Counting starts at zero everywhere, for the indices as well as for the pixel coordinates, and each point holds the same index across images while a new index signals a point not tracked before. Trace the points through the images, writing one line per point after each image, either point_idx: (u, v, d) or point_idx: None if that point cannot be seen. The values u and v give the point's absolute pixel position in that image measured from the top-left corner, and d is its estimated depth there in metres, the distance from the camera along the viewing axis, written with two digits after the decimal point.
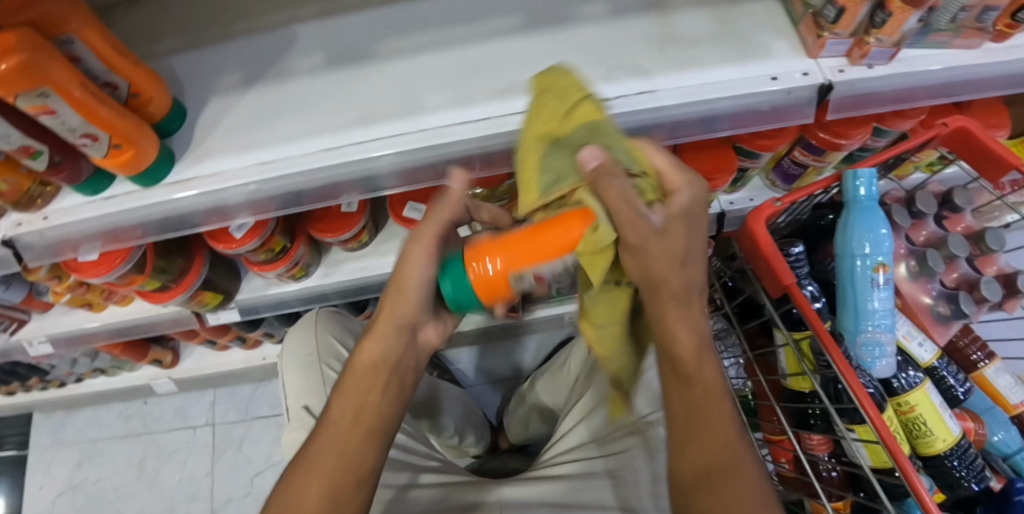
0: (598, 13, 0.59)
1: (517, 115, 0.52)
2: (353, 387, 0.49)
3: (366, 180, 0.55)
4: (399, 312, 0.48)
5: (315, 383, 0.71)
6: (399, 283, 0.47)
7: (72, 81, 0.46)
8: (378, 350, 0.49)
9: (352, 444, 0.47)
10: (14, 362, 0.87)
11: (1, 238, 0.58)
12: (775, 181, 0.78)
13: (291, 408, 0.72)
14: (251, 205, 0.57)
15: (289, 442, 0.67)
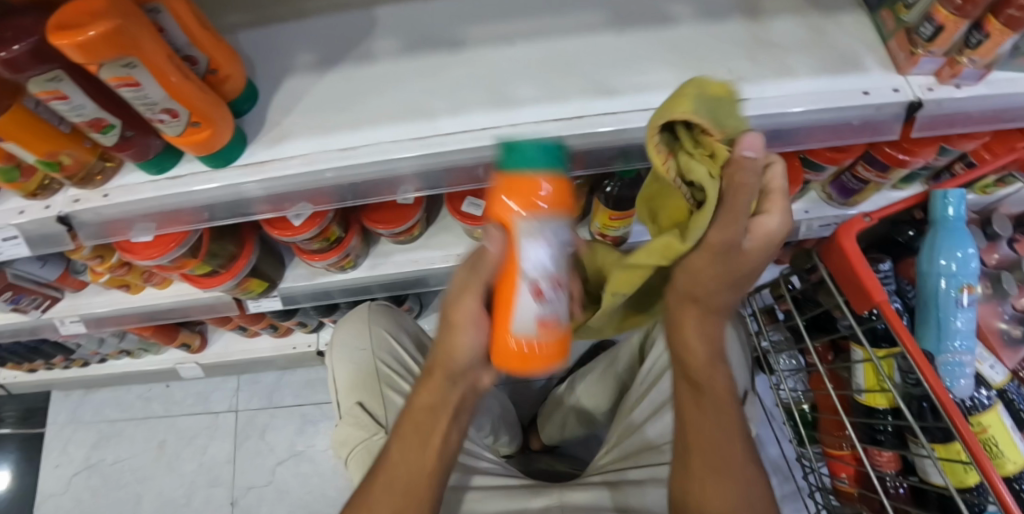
0: (687, 14, 0.59)
1: (611, 117, 0.52)
2: (413, 428, 0.53)
3: (449, 173, 0.53)
4: (449, 362, 0.51)
5: (368, 377, 0.71)
6: (450, 330, 0.49)
7: (158, 52, 0.44)
8: (437, 396, 0.53)
9: (408, 470, 0.52)
10: (40, 339, 0.85)
11: (57, 214, 0.56)
12: (831, 195, 0.78)
13: (343, 403, 0.71)
14: (328, 191, 0.55)
15: (342, 436, 0.66)
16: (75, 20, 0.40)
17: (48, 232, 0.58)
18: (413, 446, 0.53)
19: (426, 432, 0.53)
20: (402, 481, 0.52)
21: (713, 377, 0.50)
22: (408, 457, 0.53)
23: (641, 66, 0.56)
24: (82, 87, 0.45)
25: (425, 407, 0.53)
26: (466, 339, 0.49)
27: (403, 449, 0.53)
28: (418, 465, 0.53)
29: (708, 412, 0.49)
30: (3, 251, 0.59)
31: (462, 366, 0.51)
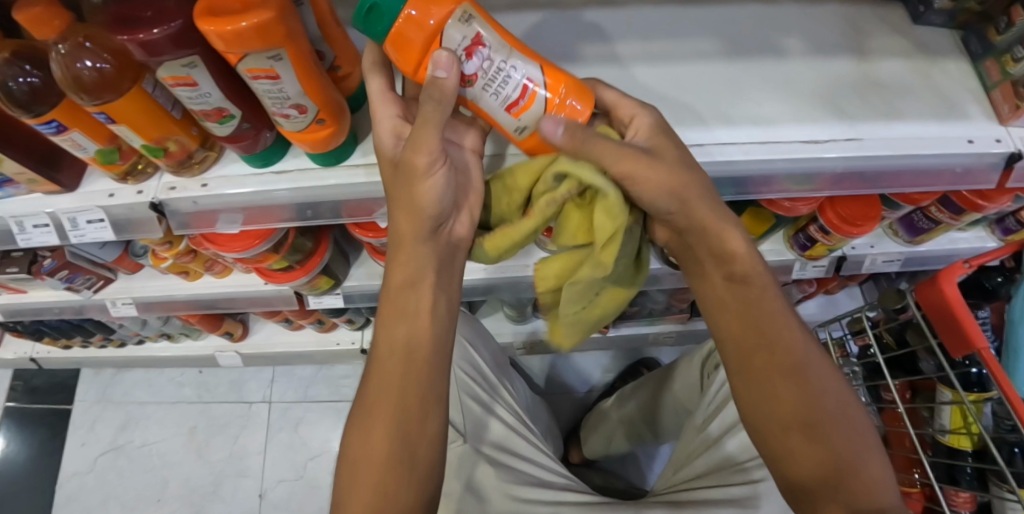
0: (799, 49, 0.62)
1: (732, 145, 0.55)
2: (398, 331, 0.49)
3: None
4: (411, 215, 0.46)
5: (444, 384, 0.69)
6: (398, 210, 0.47)
7: (302, 46, 0.43)
8: (410, 269, 0.49)
9: (406, 376, 0.47)
10: (83, 318, 0.83)
11: (152, 200, 0.54)
12: (898, 231, 0.80)
13: None
14: None
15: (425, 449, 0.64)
16: (228, 7, 0.39)
17: (135, 217, 0.56)
18: (405, 347, 0.48)
19: (417, 328, 0.49)
20: (394, 391, 0.47)
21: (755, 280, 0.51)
22: (403, 365, 0.48)
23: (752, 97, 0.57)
24: (212, 74, 0.44)
25: (404, 305, 0.49)
26: (433, 184, 0.45)
27: (392, 355, 0.48)
28: (411, 372, 0.48)
29: (760, 321, 0.51)
30: (85, 233, 0.57)
31: (429, 214, 0.46)
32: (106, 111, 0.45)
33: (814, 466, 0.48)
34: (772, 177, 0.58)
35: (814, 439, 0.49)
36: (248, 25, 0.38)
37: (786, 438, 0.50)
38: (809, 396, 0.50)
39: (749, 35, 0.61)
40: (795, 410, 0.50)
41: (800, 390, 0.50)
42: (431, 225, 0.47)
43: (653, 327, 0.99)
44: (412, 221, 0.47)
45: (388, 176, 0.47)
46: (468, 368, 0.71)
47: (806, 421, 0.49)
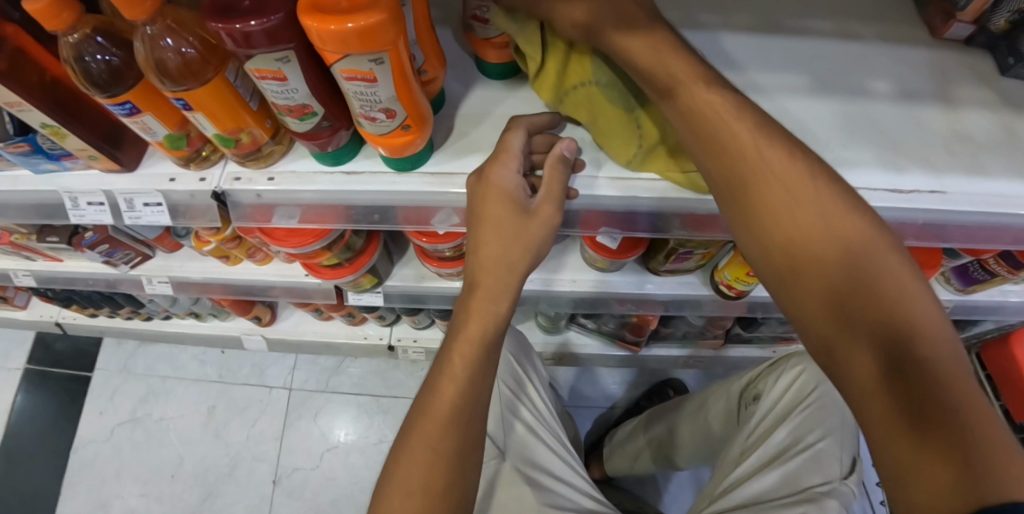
0: (885, 91, 0.60)
1: None
2: (461, 364, 0.44)
3: (640, 216, 0.53)
4: (496, 245, 0.44)
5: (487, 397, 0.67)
6: (481, 236, 0.44)
7: (403, 51, 0.41)
8: (485, 311, 0.44)
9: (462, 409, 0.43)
10: (115, 291, 0.81)
11: (215, 190, 0.52)
12: (950, 278, 0.80)
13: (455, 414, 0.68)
14: None
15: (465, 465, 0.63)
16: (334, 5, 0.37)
17: (195, 204, 0.54)
18: (464, 395, 0.43)
19: (485, 372, 0.44)
20: (442, 427, 0.42)
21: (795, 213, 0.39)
22: (459, 402, 0.42)
23: (835, 141, 0.56)
24: (302, 71, 0.42)
25: (473, 338, 0.44)
26: (537, 230, 0.44)
27: (447, 393, 0.43)
28: (465, 414, 0.42)
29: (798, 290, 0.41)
30: (141, 216, 0.55)
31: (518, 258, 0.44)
32: (184, 98, 0.43)
33: (937, 483, 0.29)
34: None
35: (909, 407, 0.31)
36: (354, 27, 0.36)
37: (875, 403, 0.33)
38: (896, 343, 0.33)
39: (834, 74, 0.60)
40: (891, 366, 0.33)
41: (891, 340, 0.34)
42: (519, 266, 0.45)
43: (684, 349, 0.98)
44: (497, 248, 0.44)
45: (484, 196, 0.43)
46: (512, 383, 0.69)
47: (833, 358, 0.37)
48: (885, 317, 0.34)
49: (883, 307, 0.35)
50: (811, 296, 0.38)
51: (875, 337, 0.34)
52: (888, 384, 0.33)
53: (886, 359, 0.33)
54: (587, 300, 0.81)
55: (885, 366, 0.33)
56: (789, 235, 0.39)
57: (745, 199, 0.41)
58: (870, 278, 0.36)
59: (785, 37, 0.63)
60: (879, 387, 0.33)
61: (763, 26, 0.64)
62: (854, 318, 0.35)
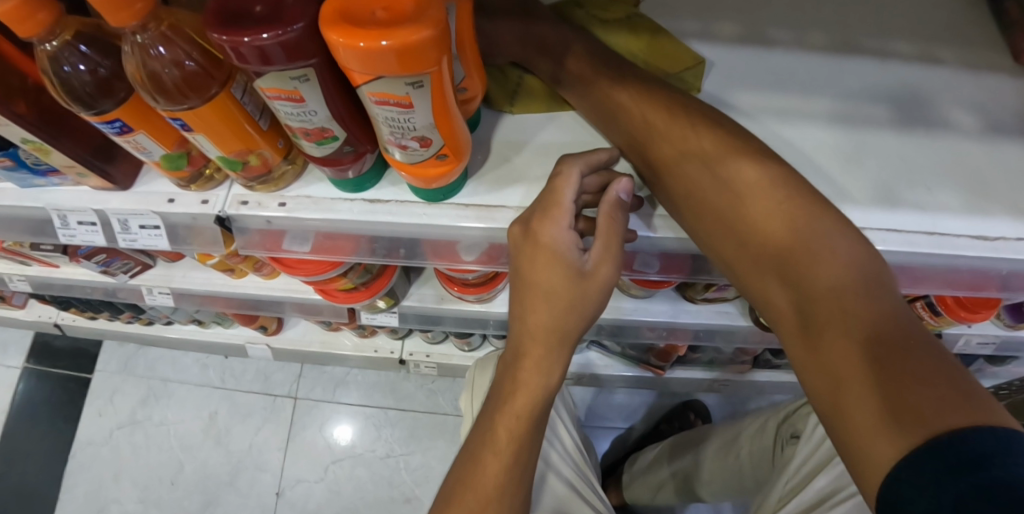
0: (968, 124, 0.53)
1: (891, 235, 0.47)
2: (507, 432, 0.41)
3: None
4: (540, 310, 0.40)
5: None
6: (530, 301, 0.40)
7: (447, 71, 0.34)
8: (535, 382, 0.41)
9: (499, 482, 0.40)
10: (112, 299, 0.75)
11: (220, 215, 0.46)
12: (1001, 315, 0.74)
13: None
14: None
15: None
16: (368, 14, 0.30)
17: (197, 228, 0.48)
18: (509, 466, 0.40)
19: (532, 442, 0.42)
20: (488, 502, 0.39)
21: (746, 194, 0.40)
22: (506, 477, 0.40)
23: (913, 181, 0.50)
24: (324, 90, 0.35)
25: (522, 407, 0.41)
26: (599, 283, 0.40)
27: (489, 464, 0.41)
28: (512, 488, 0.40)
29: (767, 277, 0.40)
30: (137, 238, 0.49)
31: (567, 322, 0.40)
32: (185, 118, 0.37)
33: (884, 432, 0.28)
34: (924, 272, 0.50)
35: (876, 370, 0.30)
36: (390, 45, 0.29)
37: (837, 371, 0.32)
38: (841, 330, 0.33)
39: (913, 103, 0.54)
40: (853, 354, 0.32)
41: (836, 324, 0.34)
42: (569, 336, 0.41)
43: (709, 374, 0.93)
44: (550, 317, 0.40)
45: (534, 260, 0.38)
46: None
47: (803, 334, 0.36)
48: (830, 308, 0.34)
49: (828, 276, 0.35)
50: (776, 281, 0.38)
51: (824, 328, 0.34)
52: (839, 375, 0.32)
53: (839, 349, 0.32)
54: (616, 327, 0.76)
55: (835, 354, 0.33)
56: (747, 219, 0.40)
57: (709, 213, 0.41)
58: (813, 274, 0.37)
59: (857, 59, 0.56)
60: (833, 377, 0.32)
61: (832, 45, 0.56)
62: (812, 317, 0.35)
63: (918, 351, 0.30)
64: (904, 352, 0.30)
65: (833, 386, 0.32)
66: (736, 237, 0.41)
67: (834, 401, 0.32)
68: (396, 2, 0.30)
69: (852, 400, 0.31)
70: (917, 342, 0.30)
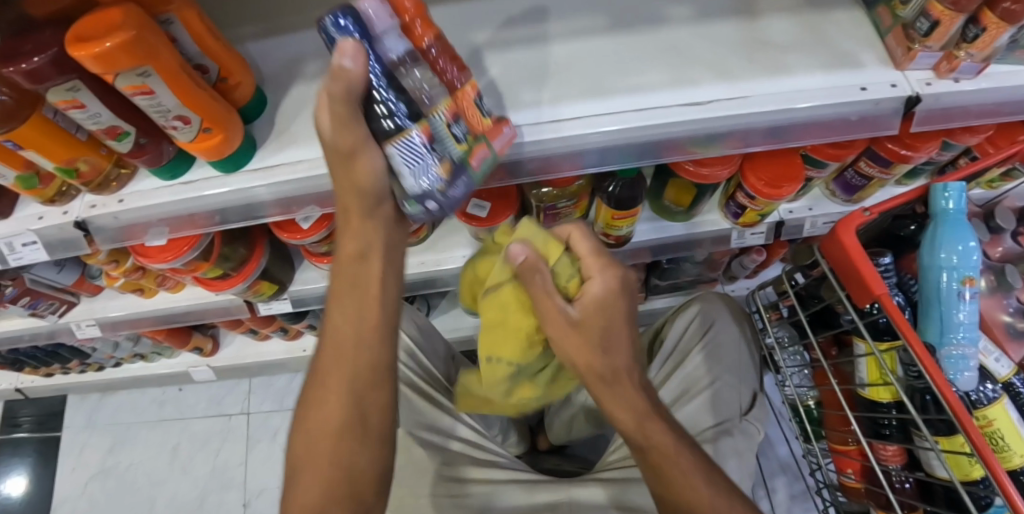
0: (686, 15, 0.59)
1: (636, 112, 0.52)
2: (334, 423, 0.49)
3: None
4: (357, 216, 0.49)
5: None
6: (343, 167, 0.44)
7: (168, 60, 0.44)
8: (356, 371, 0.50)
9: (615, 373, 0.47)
10: (56, 344, 0.86)
11: (75, 219, 0.58)
12: (835, 192, 0.77)
13: None
14: (330, 195, 0.57)
15: None
16: (94, 33, 0.41)
17: (66, 237, 0.60)
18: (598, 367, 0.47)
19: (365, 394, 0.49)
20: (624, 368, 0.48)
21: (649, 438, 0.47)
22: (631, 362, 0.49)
23: (643, 65, 0.55)
24: (98, 96, 0.46)
25: (350, 349, 0.51)
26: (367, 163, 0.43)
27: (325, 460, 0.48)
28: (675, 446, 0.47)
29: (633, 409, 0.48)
30: (23, 256, 0.61)
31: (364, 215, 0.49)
32: (12, 140, 0.48)
33: None
34: (673, 141, 0.55)
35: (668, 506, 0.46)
36: (111, 46, 0.39)
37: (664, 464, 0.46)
38: (670, 450, 0.47)
39: (636, 5, 0.59)
40: (664, 444, 0.47)
41: (664, 436, 0.47)
42: (386, 329, 0.52)
43: None
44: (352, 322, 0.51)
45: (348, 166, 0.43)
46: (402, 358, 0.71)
47: (661, 464, 0.46)
48: (672, 449, 0.47)
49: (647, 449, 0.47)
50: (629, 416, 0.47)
51: (657, 454, 0.47)
52: (656, 451, 0.47)
53: (671, 440, 0.47)
54: None
55: (677, 491, 0.45)
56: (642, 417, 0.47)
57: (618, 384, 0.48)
58: (665, 457, 0.46)
59: None
60: (653, 472, 0.47)
61: None
62: (642, 434, 0.47)
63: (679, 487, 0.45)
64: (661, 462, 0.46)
65: (644, 452, 0.47)
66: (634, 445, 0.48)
67: (647, 483, 0.46)
68: (108, 18, 0.40)
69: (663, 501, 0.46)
70: (655, 446, 0.47)
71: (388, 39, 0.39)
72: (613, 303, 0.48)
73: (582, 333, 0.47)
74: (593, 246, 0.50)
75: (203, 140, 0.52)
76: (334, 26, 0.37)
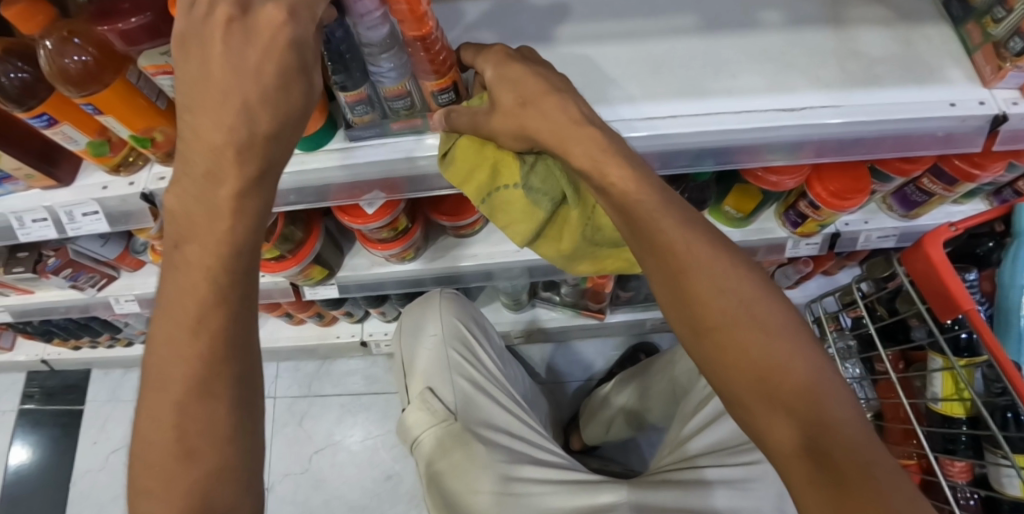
0: (777, 21, 0.58)
1: (728, 115, 0.52)
2: (173, 375, 0.31)
3: None
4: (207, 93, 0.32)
5: (439, 365, 0.72)
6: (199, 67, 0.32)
7: None
8: (215, 318, 0.32)
9: (678, 255, 0.41)
10: (90, 318, 0.84)
11: (143, 192, 0.56)
12: (892, 206, 0.77)
13: (413, 388, 0.72)
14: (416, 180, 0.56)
15: (411, 421, 0.67)
16: None
17: (128, 208, 0.58)
18: (694, 265, 0.40)
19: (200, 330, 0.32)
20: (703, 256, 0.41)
21: (719, 315, 0.40)
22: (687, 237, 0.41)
23: (734, 69, 0.55)
24: None
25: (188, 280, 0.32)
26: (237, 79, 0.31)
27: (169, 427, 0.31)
28: (768, 344, 0.38)
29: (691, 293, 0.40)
30: (82, 226, 0.59)
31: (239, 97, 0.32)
32: (92, 102, 0.46)
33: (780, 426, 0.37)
34: (761, 147, 0.54)
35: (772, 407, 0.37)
36: None
37: (737, 359, 0.39)
38: (711, 266, 0.40)
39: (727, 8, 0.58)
40: (740, 331, 0.39)
41: (676, 229, 0.41)
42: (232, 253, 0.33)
43: (649, 313, 0.96)
44: (180, 265, 0.33)
45: (196, 62, 0.32)
46: (460, 349, 0.73)
47: (762, 369, 0.38)
48: (710, 263, 0.40)
49: (744, 351, 0.38)
50: (715, 313, 0.39)
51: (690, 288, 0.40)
52: (677, 265, 0.41)
53: (726, 308, 0.39)
54: (533, 270, 0.80)
55: (706, 305, 0.40)
56: (714, 313, 0.40)
57: (687, 284, 0.40)
58: (743, 353, 0.38)
59: None
60: (685, 302, 0.41)
61: None
62: (651, 229, 0.41)
63: (774, 382, 0.37)
64: (746, 354, 0.38)
65: (671, 272, 0.41)
66: (705, 345, 0.40)
67: (722, 381, 0.40)
68: None
69: (752, 392, 0.38)
70: (743, 337, 0.39)
71: (378, 30, 0.40)
72: (522, 76, 0.46)
73: (513, 118, 0.46)
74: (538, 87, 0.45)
75: None
76: (332, 34, 0.41)
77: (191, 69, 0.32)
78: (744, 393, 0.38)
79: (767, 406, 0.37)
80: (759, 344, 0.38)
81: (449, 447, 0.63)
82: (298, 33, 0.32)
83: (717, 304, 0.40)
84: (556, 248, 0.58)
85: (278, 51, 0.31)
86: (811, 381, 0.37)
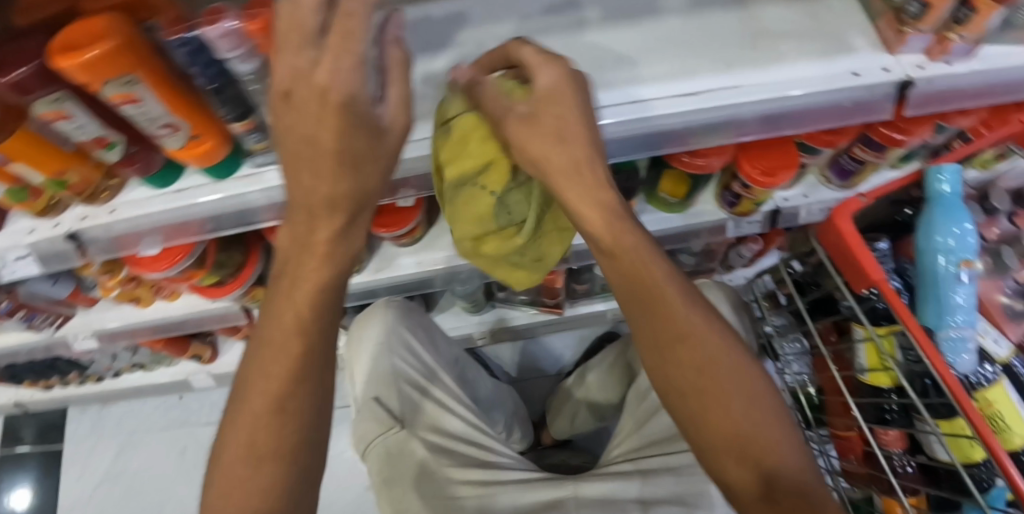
0: (680, 6, 0.58)
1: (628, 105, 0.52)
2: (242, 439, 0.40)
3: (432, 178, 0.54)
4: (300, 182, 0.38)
5: (384, 374, 0.70)
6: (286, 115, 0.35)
7: (155, 66, 0.42)
8: (304, 360, 0.42)
9: (644, 277, 0.46)
10: (54, 357, 0.86)
11: (67, 232, 0.57)
12: (830, 178, 0.77)
13: (358, 398, 0.69)
14: None
15: (357, 434, 0.64)
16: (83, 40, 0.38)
17: (58, 250, 0.59)
18: (650, 287, 0.45)
19: (269, 376, 0.41)
20: (652, 280, 0.45)
21: (683, 330, 0.45)
22: (651, 258, 0.46)
23: (636, 59, 0.55)
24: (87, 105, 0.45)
25: (292, 354, 0.42)
26: (322, 175, 0.37)
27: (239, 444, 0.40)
28: (723, 356, 0.44)
29: (653, 317, 0.45)
30: (15, 269, 0.61)
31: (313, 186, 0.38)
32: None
33: (729, 440, 0.42)
34: (668, 133, 0.54)
35: (716, 422, 0.43)
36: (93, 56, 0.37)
37: (687, 374, 0.44)
38: (666, 288, 0.45)
39: None
40: (694, 352, 0.44)
41: (634, 246, 0.46)
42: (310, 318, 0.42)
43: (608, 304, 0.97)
44: (288, 323, 0.42)
45: (294, 112, 0.34)
46: (408, 358, 0.73)
47: (704, 390, 0.44)
48: (670, 287, 0.46)
49: (692, 366, 0.44)
50: (659, 328, 0.45)
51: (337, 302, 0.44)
52: (644, 291, 0.46)
53: (689, 321, 0.45)
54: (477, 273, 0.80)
55: (672, 321, 0.45)
56: (681, 337, 0.45)
57: (648, 303, 0.46)
58: (697, 370, 0.44)
59: None
60: (657, 319, 0.45)
61: None
62: (614, 249, 0.46)
63: (728, 393, 0.43)
64: (707, 374, 0.44)
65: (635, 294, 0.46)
66: (666, 357, 0.45)
67: (680, 403, 0.44)
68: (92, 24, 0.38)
69: (704, 410, 0.43)
70: (691, 351, 0.44)
71: (245, 62, 0.43)
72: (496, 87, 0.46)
73: (492, 116, 0.47)
74: (548, 85, 0.43)
75: (197, 149, 0.51)
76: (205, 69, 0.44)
77: (283, 117, 0.35)
78: (695, 413, 0.44)
79: (715, 428, 0.43)
80: (713, 363, 0.44)
81: (398, 461, 0.60)
82: (351, 87, 0.33)
83: (668, 325, 0.45)
84: (496, 246, 0.57)
85: (332, 113, 0.34)
86: (746, 418, 0.42)
